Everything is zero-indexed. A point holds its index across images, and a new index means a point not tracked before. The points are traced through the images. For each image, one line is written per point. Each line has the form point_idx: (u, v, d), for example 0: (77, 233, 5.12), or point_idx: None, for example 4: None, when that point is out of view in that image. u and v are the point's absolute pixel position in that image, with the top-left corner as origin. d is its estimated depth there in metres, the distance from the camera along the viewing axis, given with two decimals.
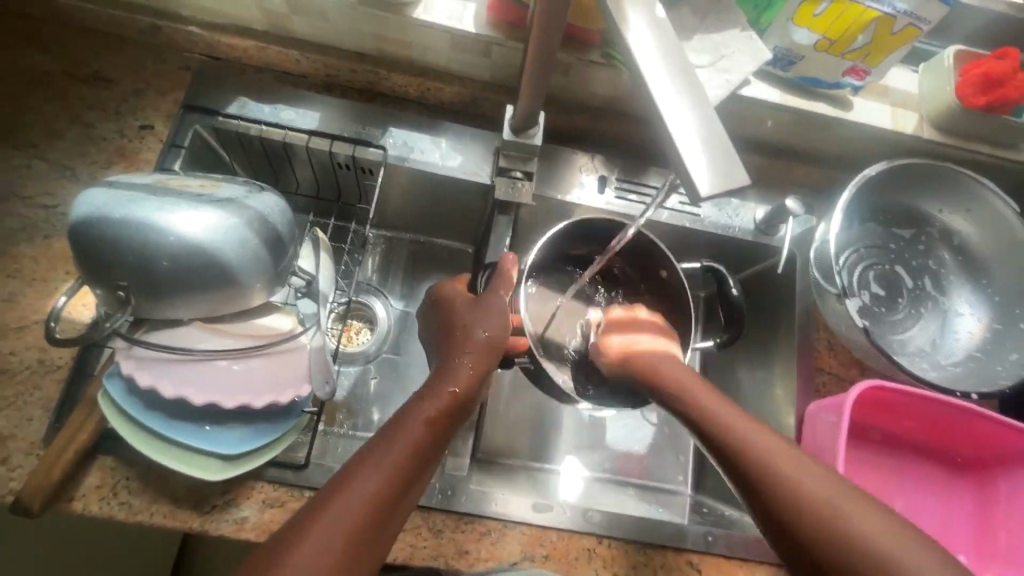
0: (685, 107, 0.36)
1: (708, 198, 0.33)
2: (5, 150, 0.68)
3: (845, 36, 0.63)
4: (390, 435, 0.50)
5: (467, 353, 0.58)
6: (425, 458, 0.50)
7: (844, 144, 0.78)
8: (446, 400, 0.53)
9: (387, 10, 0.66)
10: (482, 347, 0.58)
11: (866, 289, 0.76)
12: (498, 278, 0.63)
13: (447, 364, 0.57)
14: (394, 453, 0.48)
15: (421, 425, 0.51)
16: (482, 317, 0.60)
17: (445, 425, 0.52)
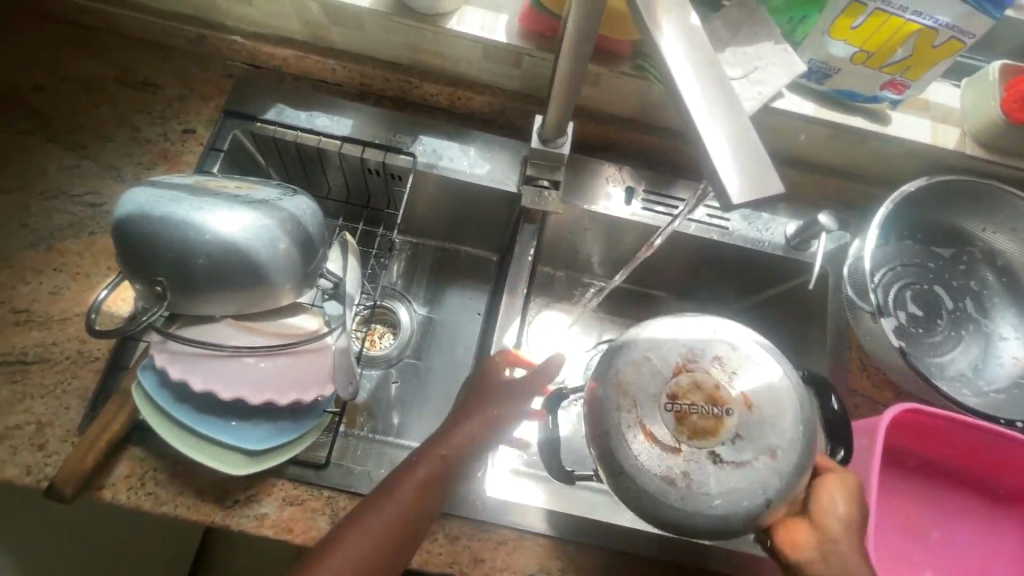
0: (718, 117, 0.35)
1: (738, 207, 0.33)
2: (58, 151, 0.72)
3: (883, 49, 0.62)
4: (373, 504, 0.53)
5: (468, 424, 0.57)
6: (410, 524, 0.53)
7: (882, 161, 0.76)
8: (437, 465, 0.55)
9: (422, 20, 0.67)
10: (489, 418, 0.58)
11: (902, 309, 0.73)
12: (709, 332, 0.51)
13: (447, 428, 0.57)
14: (376, 521, 0.51)
15: (413, 486, 0.53)
16: (500, 391, 0.59)
17: (438, 488, 0.54)
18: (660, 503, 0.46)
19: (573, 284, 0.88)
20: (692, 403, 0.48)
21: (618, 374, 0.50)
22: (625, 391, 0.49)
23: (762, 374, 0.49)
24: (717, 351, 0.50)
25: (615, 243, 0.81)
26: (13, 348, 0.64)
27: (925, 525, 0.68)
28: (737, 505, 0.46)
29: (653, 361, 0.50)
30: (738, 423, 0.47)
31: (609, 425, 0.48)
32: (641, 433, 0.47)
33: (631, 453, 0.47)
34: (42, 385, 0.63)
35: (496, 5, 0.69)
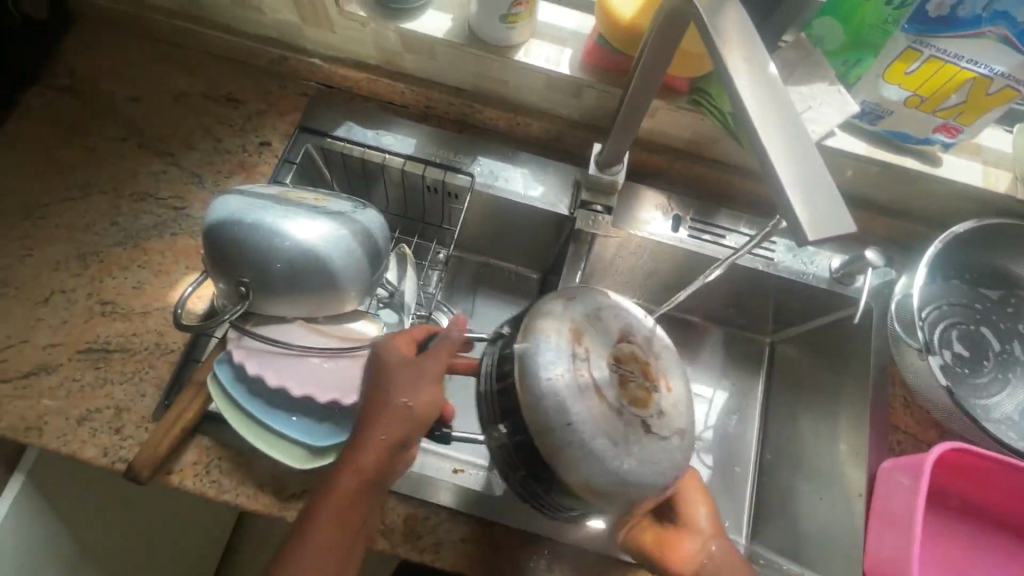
0: (792, 157, 0.38)
1: (814, 241, 0.35)
2: (147, 157, 0.78)
3: (937, 94, 0.65)
4: (310, 522, 0.50)
5: (385, 427, 0.51)
6: (352, 529, 0.51)
7: (931, 201, 0.77)
8: (350, 486, 0.50)
9: (491, 51, 0.71)
10: (398, 417, 0.51)
11: (948, 348, 0.73)
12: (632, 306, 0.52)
13: (361, 429, 0.52)
14: (318, 539, 0.49)
15: (330, 515, 0.50)
16: (403, 387, 0.52)
17: (358, 508, 0.51)
18: (591, 464, 0.43)
19: None
20: (628, 370, 0.47)
21: (566, 327, 0.46)
22: (577, 339, 0.46)
23: (670, 358, 0.51)
24: (646, 327, 0.51)
25: (657, 268, 0.83)
26: (98, 337, 0.69)
27: (969, 568, 0.68)
28: (656, 480, 0.45)
29: (596, 323, 0.48)
30: (664, 400, 0.48)
31: (560, 375, 0.44)
32: (587, 388, 0.44)
33: (574, 409, 0.43)
34: (122, 372, 0.67)
35: (561, 38, 0.73)
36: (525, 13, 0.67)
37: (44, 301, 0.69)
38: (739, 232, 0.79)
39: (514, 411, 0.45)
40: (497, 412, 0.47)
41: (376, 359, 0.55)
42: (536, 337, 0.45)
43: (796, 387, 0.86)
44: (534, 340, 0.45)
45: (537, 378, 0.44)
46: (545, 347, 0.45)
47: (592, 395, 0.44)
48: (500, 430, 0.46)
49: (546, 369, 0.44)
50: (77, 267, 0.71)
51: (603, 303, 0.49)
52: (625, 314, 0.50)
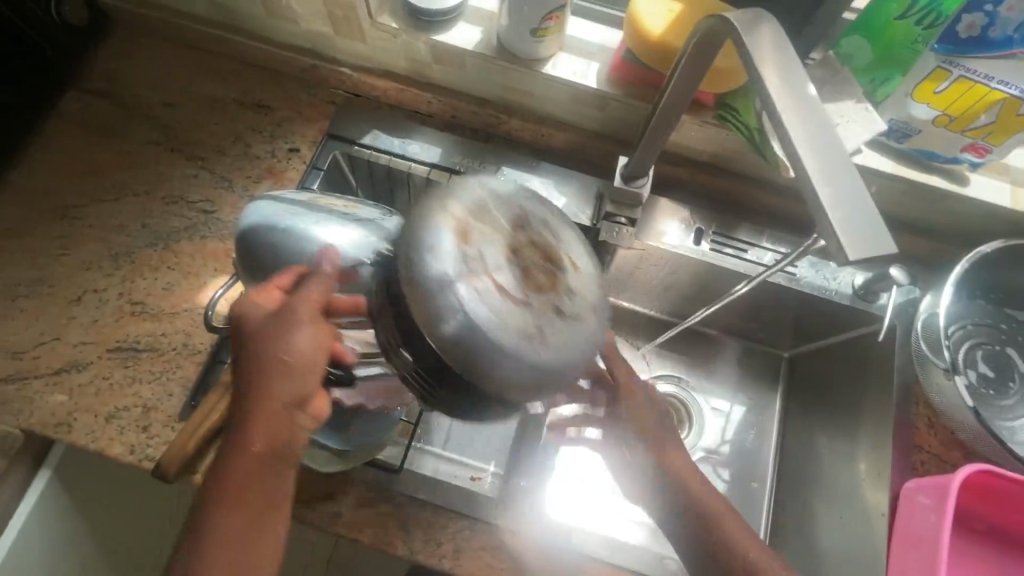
0: (830, 178, 0.38)
1: (856, 260, 0.35)
2: (179, 160, 0.79)
3: (967, 113, 0.64)
4: (216, 503, 0.49)
5: (273, 388, 0.50)
6: (260, 500, 0.50)
7: (959, 220, 0.77)
8: (246, 447, 0.49)
9: (520, 64, 0.72)
10: (284, 374, 0.50)
11: (973, 368, 0.73)
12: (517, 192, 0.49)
13: (246, 400, 0.50)
14: (226, 517, 0.48)
15: (232, 478, 0.49)
16: (279, 343, 0.50)
17: (260, 468, 0.50)
18: (505, 359, 0.43)
19: (632, 321, 0.93)
20: (525, 258, 0.46)
21: (450, 231, 0.45)
22: (461, 241, 0.45)
23: (568, 236, 0.49)
24: (536, 210, 0.49)
25: (678, 280, 0.84)
26: (127, 337, 0.70)
27: None
28: (577, 357, 0.45)
29: (482, 220, 0.46)
30: (571, 278, 0.47)
31: (456, 285, 0.44)
32: (485, 288, 0.44)
33: (474, 312, 0.43)
34: (150, 371, 0.68)
35: (589, 52, 0.73)
36: (555, 27, 0.67)
37: (76, 300, 0.71)
38: (761, 246, 0.80)
39: (414, 333, 0.45)
40: (397, 338, 0.46)
41: (234, 321, 0.53)
42: (423, 251, 0.45)
43: (817, 404, 0.86)
44: (420, 255, 0.45)
45: (427, 292, 0.44)
46: (434, 258, 0.44)
47: (483, 290, 0.44)
48: (403, 356, 0.46)
49: (438, 281, 0.43)
50: (109, 267, 0.73)
51: (478, 199, 0.48)
52: (506, 203, 0.48)
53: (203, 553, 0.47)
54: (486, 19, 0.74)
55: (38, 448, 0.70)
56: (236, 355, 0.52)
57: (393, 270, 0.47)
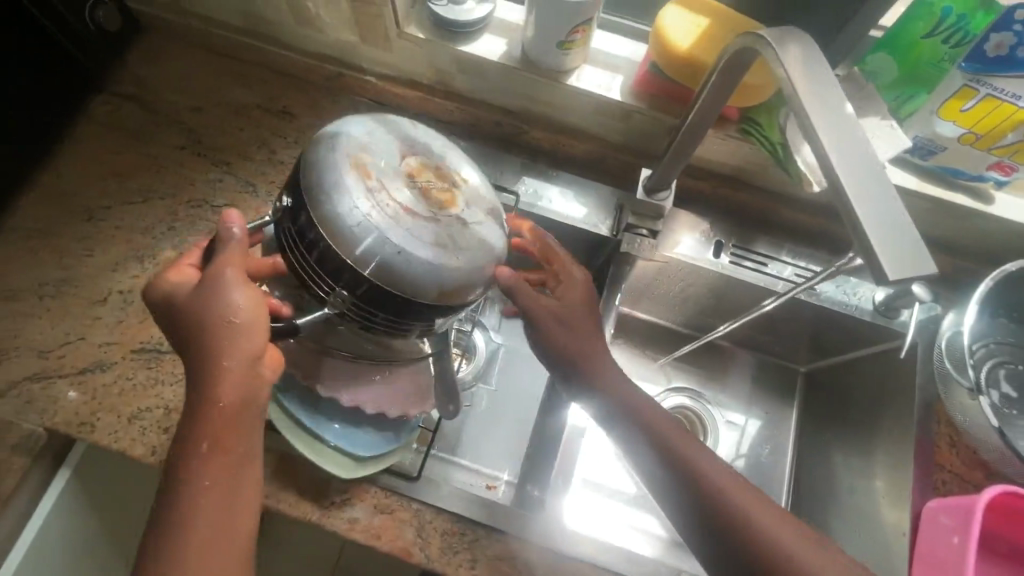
0: (870, 199, 0.38)
1: (895, 281, 0.35)
2: (205, 164, 0.80)
3: (993, 132, 0.64)
4: (186, 473, 0.46)
5: (223, 349, 0.48)
6: (235, 459, 0.48)
7: (981, 238, 0.76)
8: (210, 412, 0.47)
9: (545, 76, 0.73)
10: (228, 334, 0.48)
11: (995, 388, 0.72)
12: (390, 126, 0.55)
13: (198, 365, 0.48)
14: (205, 482, 0.46)
15: (203, 447, 0.47)
16: (214, 307, 0.48)
17: (229, 434, 0.47)
18: (431, 269, 0.49)
19: (647, 332, 0.93)
20: (420, 181, 0.52)
21: (350, 169, 0.49)
22: (363, 175, 0.50)
23: (450, 160, 0.56)
24: (422, 138, 0.55)
25: (695, 291, 0.83)
26: (151, 338, 0.71)
27: None
28: (483, 260, 0.53)
29: (374, 155, 0.51)
30: (464, 191, 0.54)
31: (369, 214, 0.48)
32: (394, 212, 0.49)
33: (390, 235, 0.48)
34: (173, 373, 0.69)
35: (613, 65, 0.74)
36: (580, 40, 0.68)
37: (102, 301, 0.72)
38: (781, 260, 0.80)
39: (342, 269, 0.49)
40: (326, 275, 0.50)
41: (166, 299, 0.51)
42: (331, 190, 0.49)
43: (834, 419, 0.85)
44: (329, 194, 0.49)
45: (347, 225, 0.48)
46: (343, 193, 0.49)
47: (393, 211, 0.49)
48: (341, 291, 0.50)
49: (350, 215, 0.48)
50: (135, 268, 0.74)
51: (359, 135, 0.52)
52: (388, 135, 0.53)
53: (190, 521, 0.45)
54: (512, 31, 0.75)
55: (59, 446, 0.71)
56: (177, 327, 0.50)
57: (302, 218, 0.50)
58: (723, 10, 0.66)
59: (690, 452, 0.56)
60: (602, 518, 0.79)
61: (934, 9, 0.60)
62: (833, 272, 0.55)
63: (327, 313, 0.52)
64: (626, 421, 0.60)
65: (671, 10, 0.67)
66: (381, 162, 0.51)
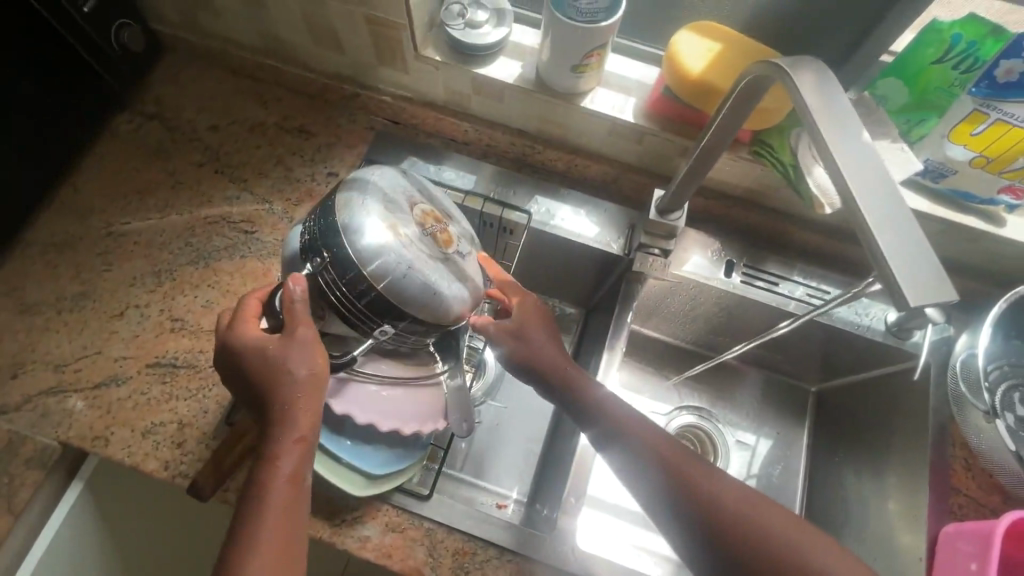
0: (887, 222, 0.39)
1: (916, 307, 0.36)
2: (223, 182, 0.82)
3: (1004, 156, 0.64)
4: (257, 509, 0.48)
5: (299, 399, 0.52)
6: (302, 499, 0.50)
7: (993, 261, 0.76)
8: (289, 450, 0.50)
9: (559, 97, 0.74)
10: (303, 385, 0.52)
11: (1010, 411, 0.70)
12: (391, 178, 0.61)
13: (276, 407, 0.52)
14: (272, 518, 0.48)
15: (280, 482, 0.49)
16: (295, 363, 0.52)
17: (302, 473, 0.51)
18: (451, 295, 0.57)
19: (656, 350, 0.93)
20: (426, 223, 0.59)
21: (372, 216, 0.56)
22: (384, 222, 0.56)
23: (440, 205, 0.64)
24: (416, 187, 0.62)
25: (704, 309, 0.84)
26: (167, 352, 0.71)
27: None
28: (481, 290, 0.61)
29: (387, 204, 0.58)
30: (458, 231, 0.62)
31: (398, 255, 0.55)
32: (415, 248, 0.56)
33: (417, 269, 0.55)
34: (187, 388, 0.69)
35: (626, 87, 0.75)
36: (595, 63, 0.69)
37: (118, 315, 0.73)
38: (791, 279, 0.80)
39: (382, 305, 0.55)
40: (366, 311, 0.56)
41: (238, 351, 0.54)
42: (360, 238, 0.54)
43: (846, 440, 0.84)
44: (358, 239, 0.54)
45: (378, 264, 0.54)
46: (371, 239, 0.54)
47: (416, 250, 0.56)
48: (386, 327, 0.57)
49: (381, 254, 0.54)
50: (152, 282, 0.75)
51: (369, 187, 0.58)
52: (389, 186, 0.60)
53: (256, 556, 0.47)
54: (527, 53, 0.76)
55: (72, 460, 0.71)
56: (248, 378, 0.54)
57: (342, 266, 0.54)
58: (735, 36, 0.67)
59: (688, 469, 0.56)
60: (617, 542, 0.78)
61: (943, 37, 0.61)
62: (845, 296, 0.56)
63: (372, 341, 0.59)
64: (615, 438, 0.59)
65: (685, 35, 0.68)
66: (394, 209, 0.58)
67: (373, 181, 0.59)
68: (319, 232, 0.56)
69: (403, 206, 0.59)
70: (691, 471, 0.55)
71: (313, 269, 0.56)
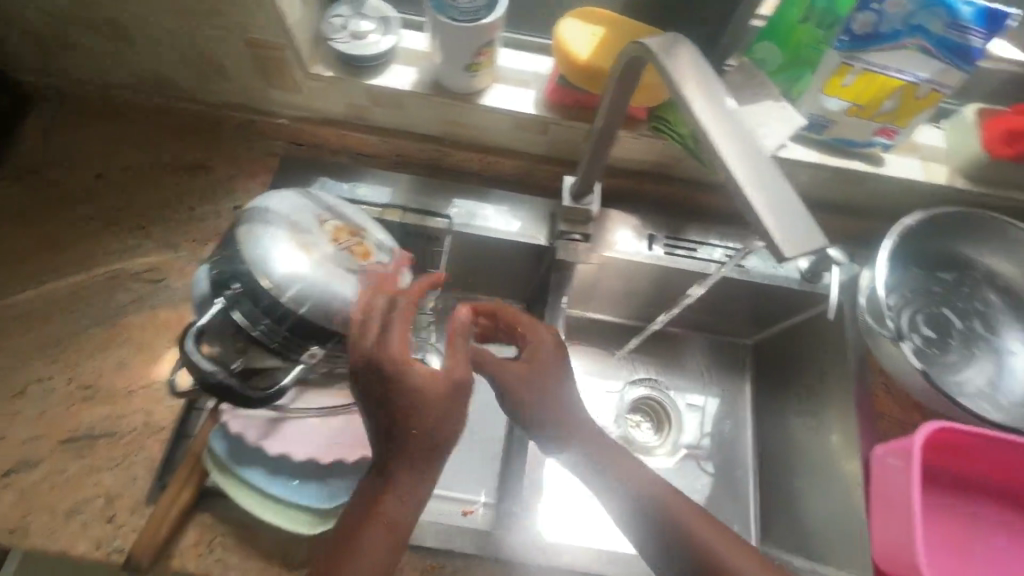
0: (757, 181, 0.41)
1: (791, 259, 0.38)
2: (118, 232, 0.76)
3: (872, 102, 0.70)
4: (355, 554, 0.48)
5: (429, 453, 0.50)
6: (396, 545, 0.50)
7: (881, 200, 0.82)
8: (410, 502, 0.50)
9: (458, 99, 0.74)
10: (441, 444, 0.50)
11: (916, 333, 0.77)
12: (299, 201, 0.62)
13: (419, 451, 0.49)
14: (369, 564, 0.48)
15: (383, 530, 0.49)
16: (450, 420, 0.50)
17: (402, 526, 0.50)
18: None
19: (600, 331, 0.95)
20: (340, 239, 0.60)
21: (281, 243, 0.56)
22: (296, 246, 0.56)
23: (353, 219, 0.64)
24: (324, 206, 0.63)
25: (636, 284, 0.86)
26: (82, 424, 0.66)
27: (974, 543, 0.68)
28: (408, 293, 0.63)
29: (294, 227, 0.58)
30: (373, 240, 0.63)
31: (314, 277, 0.55)
32: (331, 267, 0.57)
33: (335, 286, 0.56)
34: (111, 457, 0.65)
35: (523, 80, 0.76)
36: (487, 61, 0.69)
37: (20, 394, 0.67)
38: (710, 243, 0.83)
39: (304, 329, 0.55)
40: (292, 338, 0.56)
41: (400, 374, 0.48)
42: (271, 267, 0.55)
43: (784, 386, 0.89)
44: (271, 267, 0.55)
45: (296, 289, 0.54)
46: (282, 267, 0.55)
47: (334, 268, 0.57)
48: (314, 348, 0.57)
49: (296, 278, 0.55)
50: (53, 352, 0.69)
51: (276, 213, 0.58)
52: (298, 209, 0.60)
53: None
54: (419, 58, 0.75)
55: None
56: (388, 411, 0.49)
57: (255, 298, 0.54)
58: (615, 20, 0.69)
59: (632, 473, 0.58)
60: (582, 524, 0.79)
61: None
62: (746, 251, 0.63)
63: (303, 366, 0.59)
64: (584, 463, 0.60)
65: (568, 23, 0.69)
66: (303, 232, 0.58)
67: (277, 208, 0.59)
68: (228, 267, 0.56)
69: (314, 227, 0.59)
70: (636, 470, 0.59)
71: (226, 304, 0.55)
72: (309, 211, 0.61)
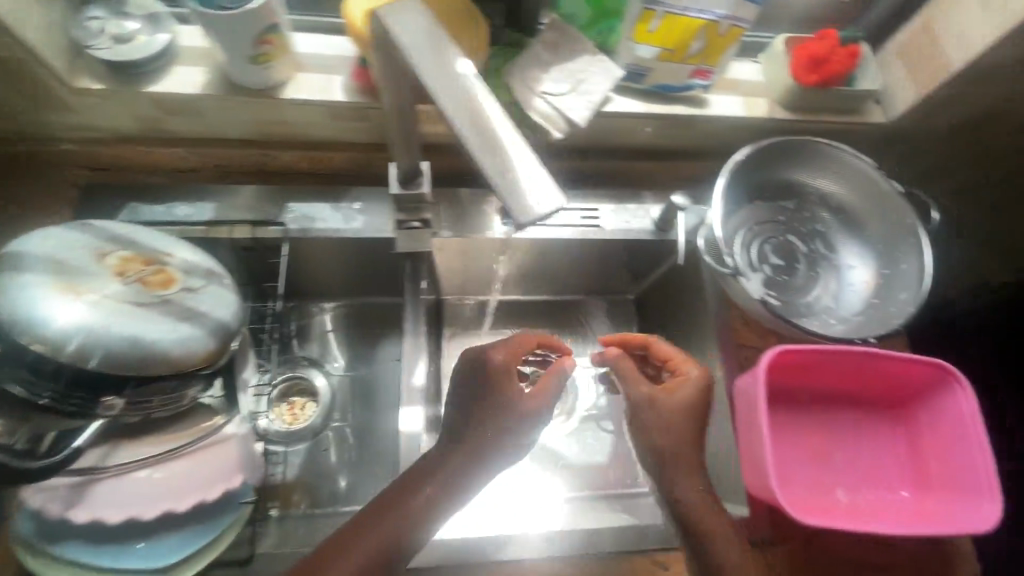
0: (494, 148, 0.39)
1: (530, 224, 0.37)
2: None
3: (679, 45, 0.69)
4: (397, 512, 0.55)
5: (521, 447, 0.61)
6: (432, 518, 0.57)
7: (717, 140, 0.84)
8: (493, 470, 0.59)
9: (257, 96, 0.67)
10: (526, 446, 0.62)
11: (764, 264, 0.80)
12: (76, 238, 0.55)
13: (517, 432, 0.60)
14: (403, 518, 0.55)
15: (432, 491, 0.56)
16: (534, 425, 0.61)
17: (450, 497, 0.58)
18: (184, 337, 0.52)
19: (483, 312, 0.94)
20: (131, 274, 0.54)
21: (47, 291, 0.49)
22: (67, 291, 0.49)
23: (149, 248, 0.58)
24: (107, 240, 0.56)
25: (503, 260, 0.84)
26: None
27: (826, 448, 0.73)
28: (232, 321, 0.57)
29: (63, 270, 0.51)
30: (175, 267, 0.57)
31: (96, 322, 0.49)
32: (116, 307, 0.50)
33: (124, 327, 0.50)
34: None
35: (329, 66, 0.71)
36: (275, 51, 0.63)
37: None
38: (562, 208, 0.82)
39: (91, 381, 0.49)
40: (82, 395, 0.49)
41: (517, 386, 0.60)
42: (36, 320, 0.47)
43: (663, 334, 0.91)
44: (37, 320, 0.47)
45: (74, 340, 0.47)
46: (49, 319, 0.47)
47: (123, 308, 0.51)
48: (111, 400, 0.50)
49: (70, 328, 0.48)
50: None
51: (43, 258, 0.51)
52: (71, 247, 0.53)
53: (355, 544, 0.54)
54: (205, 56, 0.68)
55: None
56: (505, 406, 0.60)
57: (17, 357, 0.47)
58: None
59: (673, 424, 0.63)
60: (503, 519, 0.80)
61: None
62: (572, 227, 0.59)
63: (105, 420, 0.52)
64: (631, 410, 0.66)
65: None
66: (78, 273, 0.51)
67: (40, 251, 0.51)
68: None
69: (94, 265, 0.53)
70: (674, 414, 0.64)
71: None
72: (88, 248, 0.54)
